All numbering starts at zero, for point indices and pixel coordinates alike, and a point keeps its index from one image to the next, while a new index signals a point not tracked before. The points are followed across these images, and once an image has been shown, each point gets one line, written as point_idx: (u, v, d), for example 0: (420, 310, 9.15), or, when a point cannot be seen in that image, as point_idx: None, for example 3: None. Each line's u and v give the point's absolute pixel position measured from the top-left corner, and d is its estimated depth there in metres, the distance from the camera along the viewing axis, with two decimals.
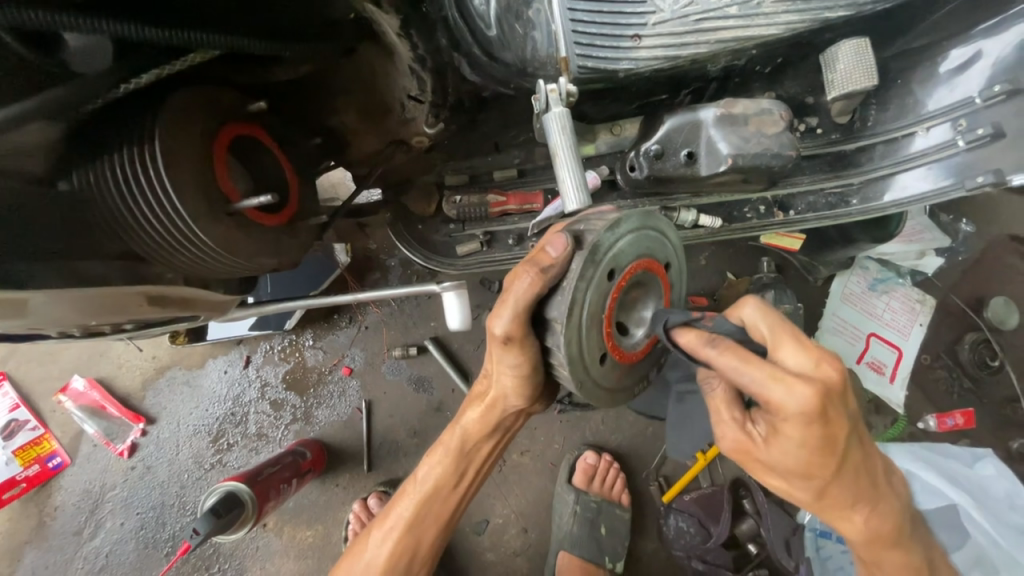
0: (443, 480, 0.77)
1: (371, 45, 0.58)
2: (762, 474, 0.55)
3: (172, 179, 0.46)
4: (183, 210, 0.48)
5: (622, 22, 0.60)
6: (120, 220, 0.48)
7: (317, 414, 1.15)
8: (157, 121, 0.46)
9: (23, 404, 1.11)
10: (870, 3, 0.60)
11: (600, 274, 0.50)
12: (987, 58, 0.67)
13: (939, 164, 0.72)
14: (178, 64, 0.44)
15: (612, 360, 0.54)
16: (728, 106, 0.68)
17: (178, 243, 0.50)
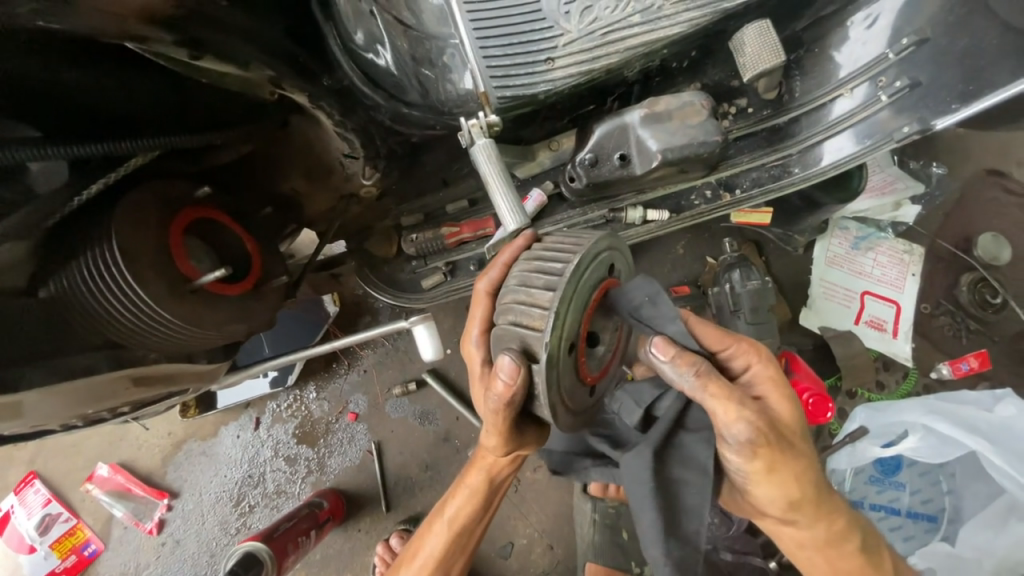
0: (471, 513, 0.79)
1: (301, 117, 0.62)
2: (782, 470, 0.53)
3: (130, 268, 0.52)
4: (145, 294, 0.53)
5: (532, 48, 0.60)
6: (89, 318, 0.52)
7: (329, 463, 1.18)
8: (111, 219, 0.52)
9: (54, 498, 1.15)
10: None
11: (564, 359, 0.51)
12: (888, 15, 0.70)
13: (864, 123, 0.74)
14: (124, 168, 0.51)
15: (600, 384, 0.58)
16: (651, 105, 0.71)
17: (148, 326, 0.54)
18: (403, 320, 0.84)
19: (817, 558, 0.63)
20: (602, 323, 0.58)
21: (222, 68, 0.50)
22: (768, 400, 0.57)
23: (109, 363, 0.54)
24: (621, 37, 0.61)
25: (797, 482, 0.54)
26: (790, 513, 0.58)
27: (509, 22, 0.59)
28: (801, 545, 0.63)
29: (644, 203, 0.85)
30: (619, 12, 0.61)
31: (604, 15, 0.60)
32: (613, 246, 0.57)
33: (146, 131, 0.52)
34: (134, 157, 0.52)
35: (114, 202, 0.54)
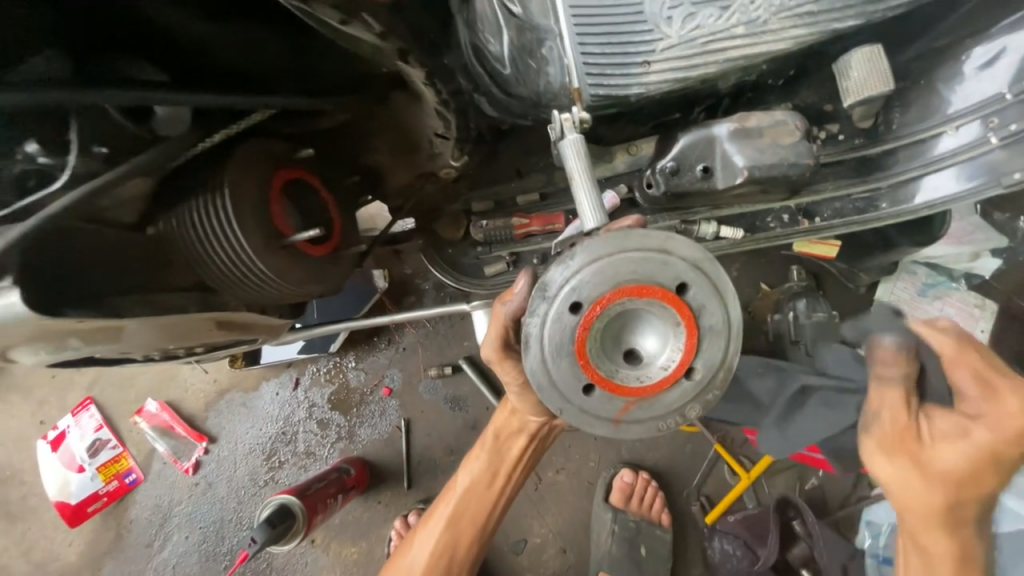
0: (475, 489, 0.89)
1: (403, 94, 0.63)
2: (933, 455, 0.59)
3: (236, 217, 0.54)
4: (244, 242, 0.55)
5: (630, 50, 0.59)
6: (192, 257, 0.56)
7: (359, 432, 1.21)
8: (224, 169, 0.55)
9: (106, 425, 1.21)
10: (879, 11, 0.59)
11: (558, 308, 0.47)
12: (1013, 53, 0.66)
13: (971, 163, 0.70)
14: (242, 122, 0.54)
15: (608, 394, 0.48)
16: (742, 120, 0.69)
17: (243, 274, 0.57)
18: (464, 304, 0.88)
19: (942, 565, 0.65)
20: (644, 344, 0.48)
21: (361, 36, 0.50)
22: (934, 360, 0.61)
23: (202, 305, 0.57)
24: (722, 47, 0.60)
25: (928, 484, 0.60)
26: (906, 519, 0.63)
27: (610, 22, 0.59)
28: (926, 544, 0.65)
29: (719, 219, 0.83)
30: (723, 22, 0.60)
31: (707, 24, 0.59)
32: (706, 273, 0.47)
33: (264, 87, 0.55)
34: (253, 114, 0.55)
35: (226, 153, 0.56)
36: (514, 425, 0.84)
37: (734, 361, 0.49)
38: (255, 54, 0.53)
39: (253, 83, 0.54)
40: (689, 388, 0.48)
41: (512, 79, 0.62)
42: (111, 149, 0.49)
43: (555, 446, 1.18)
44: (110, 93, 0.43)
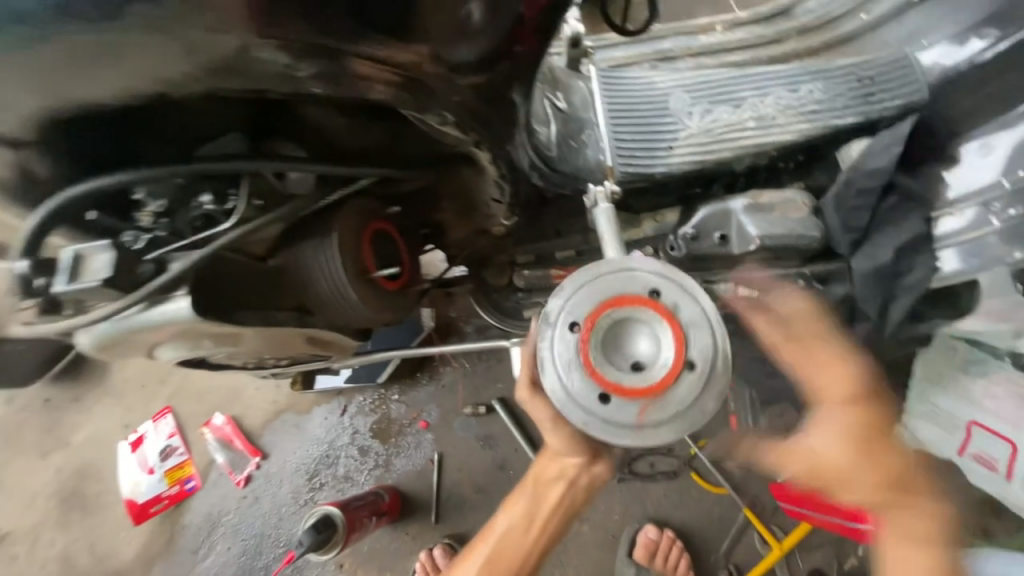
0: (518, 542, 0.85)
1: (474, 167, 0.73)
2: (851, 415, 0.78)
3: (339, 253, 0.69)
4: (342, 274, 0.69)
5: (658, 138, 0.82)
6: (301, 284, 0.70)
7: (395, 462, 1.29)
8: (335, 218, 0.70)
9: (178, 433, 1.36)
10: (846, 117, 0.81)
11: (561, 331, 0.56)
12: (1003, 149, 0.74)
13: (974, 243, 0.75)
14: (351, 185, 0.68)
15: (622, 397, 0.54)
16: (755, 198, 0.81)
17: (336, 299, 0.71)
18: (504, 341, 0.98)
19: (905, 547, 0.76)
20: (644, 348, 0.55)
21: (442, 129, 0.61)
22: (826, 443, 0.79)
23: (302, 321, 0.72)
24: (736, 137, 0.82)
25: (862, 474, 0.76)
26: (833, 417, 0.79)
27: (641, 124, 0.83)
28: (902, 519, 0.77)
29: None
30: (733, 125, 0.83)
31: (719, 124, 0.83)
32: (673, 279, 0.57)
33: (372, 161, 0.69)
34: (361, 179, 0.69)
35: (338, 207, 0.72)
36: (554, 471, 0.81)
37: (725, 349, 0.55)
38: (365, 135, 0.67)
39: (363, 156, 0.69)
40: (694, 380, 0.54)
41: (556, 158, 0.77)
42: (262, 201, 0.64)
43: None
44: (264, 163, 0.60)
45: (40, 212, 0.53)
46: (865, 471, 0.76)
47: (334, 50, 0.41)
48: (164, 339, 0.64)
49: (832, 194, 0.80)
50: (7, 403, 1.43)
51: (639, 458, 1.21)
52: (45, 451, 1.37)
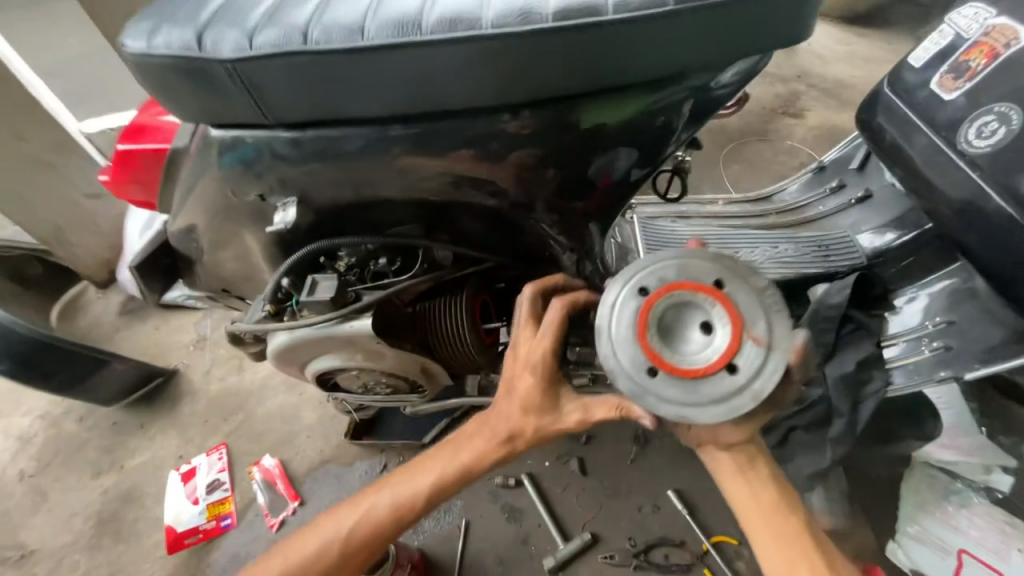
0: (409, 488, 0.75)
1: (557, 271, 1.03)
2: (748, 472, 0.69)
3: (465, 306, 0.95)
4: (465, 321, 0.95)
5: None
6: (432, 324, 0.95)
7: (424, 523, 1.37)
8: (468, 285, 0.98)
9: (227, 468, 1.47)
10: (812, 269, 1.17)
11: (655, 381, 0.66)
12: (922, 302, 1.08)
13: (912, 366, 1.03)
14: (481, 266, 0.96)
15: (734, 355, 0.65)
16: None
17: (456, 339, 0.95)
18: None
19: (786, 562, 0.68)
20: (699, 321, 0.67)
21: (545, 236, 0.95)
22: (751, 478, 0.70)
23: (424, 353, 0.95)
24: None
25: (760, 491, 0.69)
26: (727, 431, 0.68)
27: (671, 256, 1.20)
28: (769, 536, 0.68)
29: None
30: None
31: None
32: (641, 267, 0.69)
33: (497, 254, 0.98)
34: (486, 263, 0.98)
35: (466, 281, 0.99)
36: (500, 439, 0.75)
37: (692, 252, 0.70)
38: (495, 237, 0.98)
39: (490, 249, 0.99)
40: (732, 282, 0.67)
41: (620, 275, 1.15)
42: (423, 269, 0.94)
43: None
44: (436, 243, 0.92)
45: (303, 251, 0.88)
46: (761, 488, 0.70)
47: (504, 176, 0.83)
48: (335, 347, 0.89)
49: (806, 318, 1.10)
50: (79, 422, 1.57)
51: (652, 547, 1.31)
52: (98, 471, 1.48)
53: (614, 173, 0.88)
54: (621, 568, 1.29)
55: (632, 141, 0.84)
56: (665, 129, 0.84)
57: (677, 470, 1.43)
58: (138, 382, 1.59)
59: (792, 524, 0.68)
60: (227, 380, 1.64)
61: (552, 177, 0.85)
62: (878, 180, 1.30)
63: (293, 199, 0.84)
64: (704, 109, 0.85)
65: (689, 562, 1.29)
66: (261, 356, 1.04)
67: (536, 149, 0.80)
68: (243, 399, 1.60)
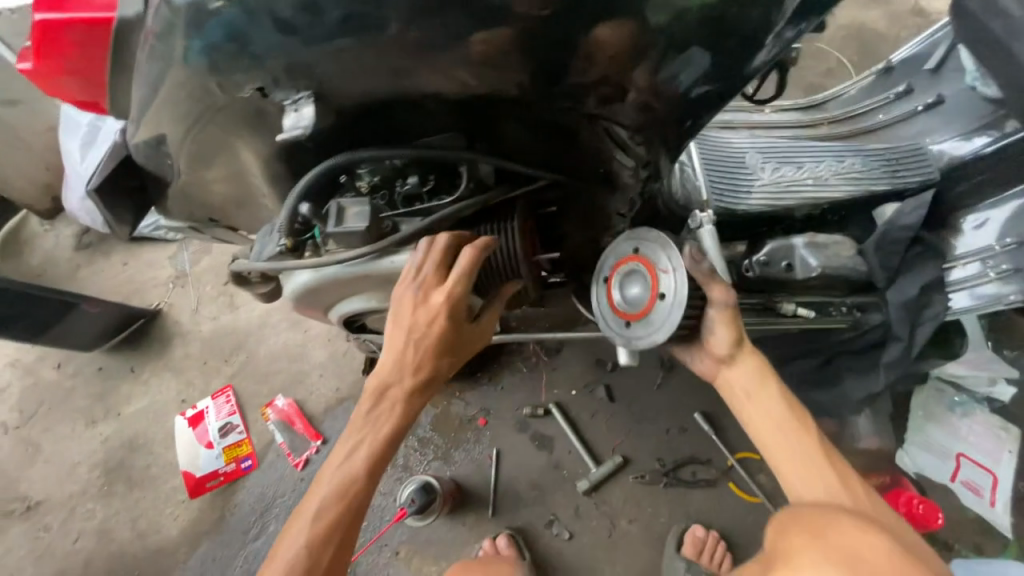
0: (354, 454, 0.73)
1: (613, 193, 0.87)
2: (758, 390, 0.88)
3: (515, 235, 0.81)
4: (517, 252, 0.81)
5: (743, 181, 1.05)
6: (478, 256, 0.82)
7: (454, 455, 1.36)
8: (515, 209, 0.83)
9: (238, 411, 1.38)
10: (883, 185, 1.05)
11: (626, 328, 0.86)
12: (996, 220, 0.98)
13: (975, 289, 0.97)
14: (529, 186, 0.82)
15: (656, 285, 0.83)
16: (813, 238, 1.02)
17: (505, 272, 0.82)
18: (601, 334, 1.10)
19: (778, 435, 0.85)
20: (633, 281, 0.86)
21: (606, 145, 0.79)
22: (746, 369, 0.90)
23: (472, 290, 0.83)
24: (799, 188, 1.05)
25: (769, 406, 0.87)
26: (730, 351, 0.89)
27: (730, 170, 1.06)
28: (782, 438, 0.85)
29: (798, 301, 1.03)
30: (798, 179, 1.06)
31: (789, 177, 1.06)
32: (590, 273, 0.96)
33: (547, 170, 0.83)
34: (536, 182, 0.84)
35: (509, 205, 0.84)
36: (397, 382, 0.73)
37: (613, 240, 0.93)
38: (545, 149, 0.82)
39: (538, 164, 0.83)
40: (628, 244, 0.88)
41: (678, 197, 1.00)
42: (464, 191, 0.78)
43: (628, 496, 1.32)
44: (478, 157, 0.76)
45: (318, 170, 0.70)
46: (773, 404, 0.87)
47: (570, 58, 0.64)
48: (372, 288, 0.76)
49: (873, 240, 1.02)
50: (58, 369, 1.45)
51: (680, 465, 1.35)
52: (94, 420, 1.38)
53: (676, 91, 0.69)
54: (651, 486, 1.33)
55: (703, 50, 0.64)
56: (750, 37, 0.63)
57: (702, 392, 1.43)
58: (117, 324, 1.43)
59: (795, 428, 0.86)
60: (219, 320, 1.50)
61: (599, 79, 0.66)
62: (954, 83, 1.14)
63: (308, 96, 0.63)
64: (818, 8, 0.61)
65: (714, 477, 1.34)
66: (271, 298, 0.89)
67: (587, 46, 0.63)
68: (241, 340, 1.47)
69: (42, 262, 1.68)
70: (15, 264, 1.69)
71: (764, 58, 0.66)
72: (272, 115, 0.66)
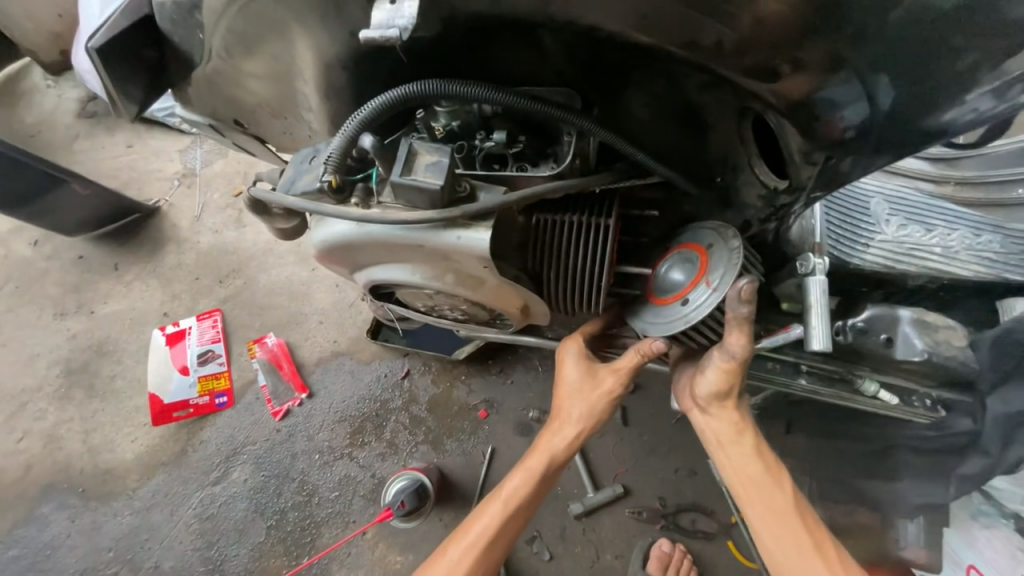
0: (505, 497, 0.78)
1: (729, 211, 0.72)
2: (731, 441, 0.74)
3: (607, 234, 0.65)
4: (605, 256, 0.65)
5: (861, 230, 0.89)
6: (554, 249, 0.66)
7: (446, 444, 1.19)
8: (615, 203, 0.66)
9: (222, 339, 1.24)
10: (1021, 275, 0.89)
11: (634, 306, 0.74)
12: None
13: None
14: (641, 178, 0.64)
15: (689, 291, 0.68)
16: (922, 314, 0.87)
17: (583, 277, 0.67)
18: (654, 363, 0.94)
19: (760, 502, 0.73)
20: (680, 270, 0.70)
21: (749, 147, 0.63)
22: (724, 414, 0.75)
23: (534, 286, 0.69)
24: (924, 255, 0.89)
25: (742, 462, 0.74)
26: (710, 396, 0.73)
27: (848, 214, 0.90)
28: (755, 498, 0.73)
29: (881, 380, 0.90)
30: (924, 244, 0.90)
31: (914, 238, 0.89)
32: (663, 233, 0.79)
33: (666, 163, 0.67)
34: (650, 176, 0.66)
35: (609, 196, 0.67)
36: (561, 430, 0.80)
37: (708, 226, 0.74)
38: (670, 136, 0.65)
39: (656, 154, 0.66)
40: (713, 233, 0.69)
41: (790, 236, 0.85)
42: (567, 166, 0.60)
43: (620, 529, 1.22)
44: (596, 126, 0.58)
45: (389, 94, 0.53)
46: (747, 458, 0.74)
47: (777, 21, 0.46)
48: (422, 260, 0.60)
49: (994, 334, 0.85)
50: (35, 246, 1.33)
51: (682, 510, 1.24)
52: (64, 313, 1.26)
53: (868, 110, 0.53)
54: (648, 525, 1.22)
55: (913, 70, 0.47)
56: (981, 74, 0.48)
57: None
58: (105, 212, 1.30)
59: (770, 489, 0.73)
60: (221, 234, 1.34)
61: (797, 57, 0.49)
62: None
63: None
64: None
65: (714, 531, 1.22)
66: (293, 236, 0.74)
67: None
68: (241, 262, 1.31)
69: (38, 122, 1.49)
70: (8, 116, 1.50)
71: (961, 113, 0.51)
72: (351, 5, 0.49)
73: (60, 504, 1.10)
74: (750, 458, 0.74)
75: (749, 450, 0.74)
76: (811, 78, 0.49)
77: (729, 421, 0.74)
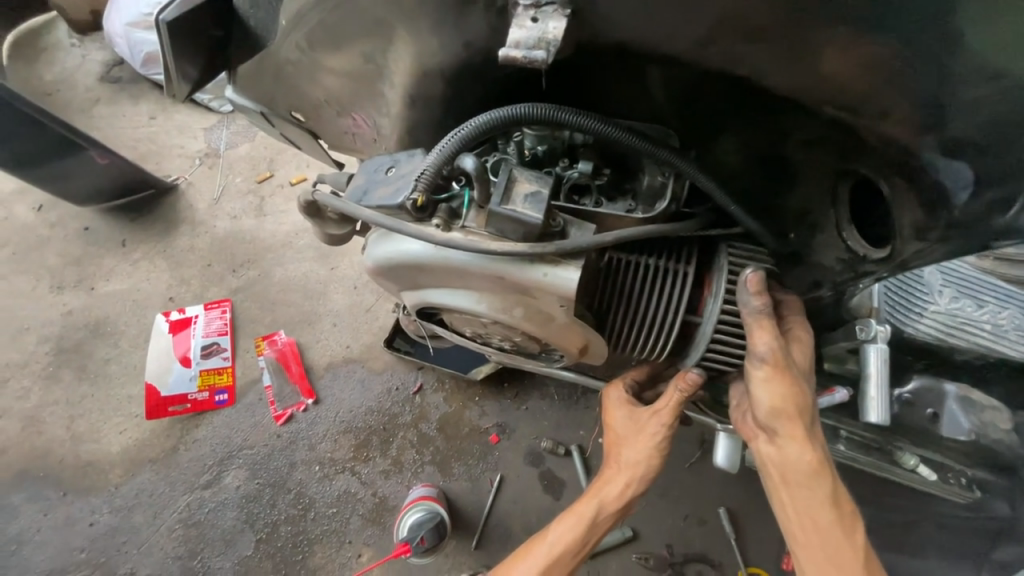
0: (551, 543, 0.76)
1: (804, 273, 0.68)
2: (798, 480, 0.64)
3: (688, 283, 0.61)
4: (682, 304, 0.61)
5: (913, 300, 0.86)
6: (625, 293, 0.62)
7: (454, 467, 1.11)
8: (694, 252, 0.62)
9: (229, 333, 1.18)
10: None
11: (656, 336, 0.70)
12: None
13: None
14: (728, 229, 0.60)
15: (700, 308, 0.64)
16: (967, 390, 0.84)
17: (652, 325, 0.62)
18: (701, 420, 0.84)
19: (827, 552, 0.64)
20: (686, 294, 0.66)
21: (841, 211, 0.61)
22: (791, 447, 0.64)
23: (599, 328, 0.64)
24: (972, 332, 0.85)
25: (811, 504, 0.64)
26: (771, 421, 0.64)
27: (902, 282, 0.88)
28: (813, 547, 0.65)
29: (918, 454, 0.88)
30: (976, 318, 0.85)
31: (966, 312, 0.85)
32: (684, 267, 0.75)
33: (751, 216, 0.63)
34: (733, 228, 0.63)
35: (686, 244, 0.63)
36: (613, 477, 0.76)
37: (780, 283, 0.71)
38: (758, 189, 0.62)
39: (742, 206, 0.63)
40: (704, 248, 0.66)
41: (851, 302, 0.81)
42: (657, 211, 0.57)
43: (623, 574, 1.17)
44: (696, 169, 0.55)
45: (494, 114, 0.50)
46: (817, 501, 0.64)
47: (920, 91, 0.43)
48: (493, 290, 0.55)
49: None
50: (38, 212, 1.28)
51: (689, 561, 1.19)
52: (61, 286, 1.20)
53: None
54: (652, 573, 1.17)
55: None
56: None
57: (736, 489, 1.26)
58: (118, 186, 1.23)
59: (836, 543, 0.64)
60: (239, 221, 1.27)
61: None
62: None
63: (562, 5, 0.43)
64: None
65: None
66: (340, 243, 0.69)
67: (923, 70, 0.41)
68: (257, 253, 1.25)
69: (58, 80, 1.42)
70: (26, 71, 1.43)
71: None
72: (474, 15, 0.46)
73: (32, 494, 1.04)
74: (820, 502, 0.64)
75: (819, 491, 0.64)
76: (930, 155, 0.47)
77: (800, 455, 0.64)
